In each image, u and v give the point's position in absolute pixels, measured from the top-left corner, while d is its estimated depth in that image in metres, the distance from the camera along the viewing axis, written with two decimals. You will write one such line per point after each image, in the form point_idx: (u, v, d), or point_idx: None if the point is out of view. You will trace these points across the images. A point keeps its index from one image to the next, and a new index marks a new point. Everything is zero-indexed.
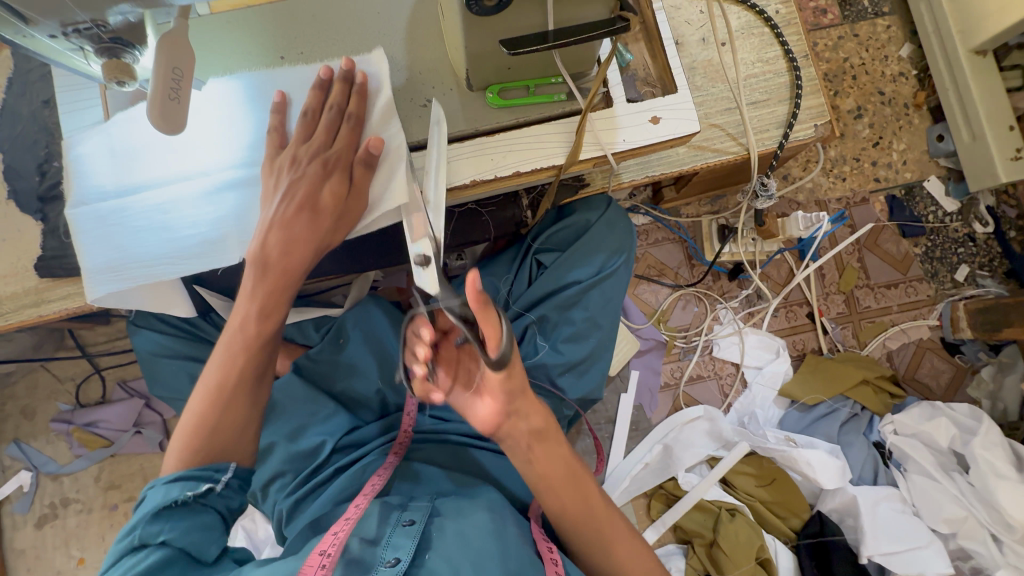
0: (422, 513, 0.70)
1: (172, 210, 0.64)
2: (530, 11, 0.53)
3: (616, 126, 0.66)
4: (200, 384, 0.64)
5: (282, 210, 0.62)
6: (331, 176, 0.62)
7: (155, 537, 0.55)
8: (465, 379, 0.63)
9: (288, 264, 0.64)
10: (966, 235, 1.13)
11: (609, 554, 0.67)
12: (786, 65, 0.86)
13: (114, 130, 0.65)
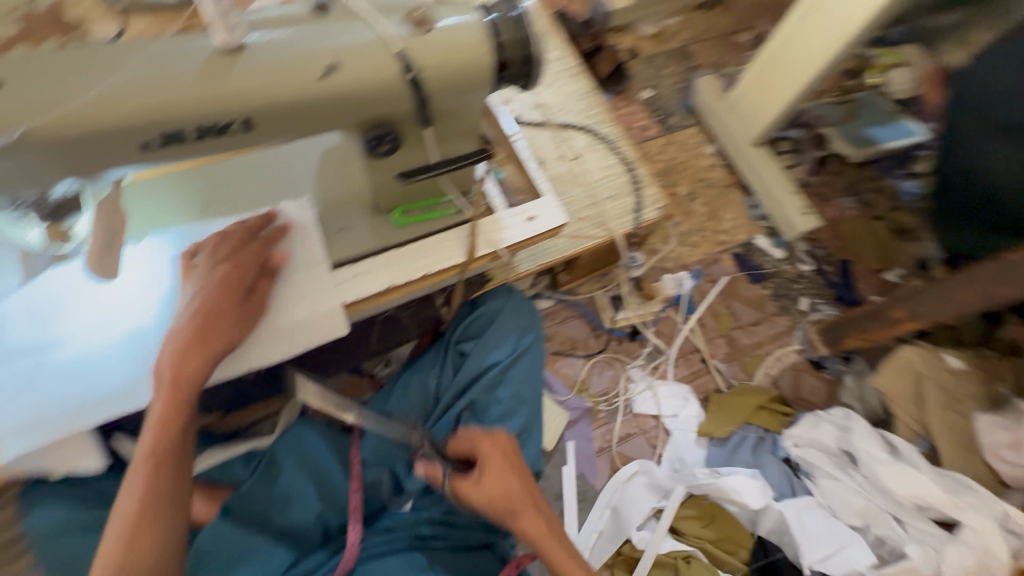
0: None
1: (93, 359, 0.66)
2: (417, 151, 0.68)
3: (501, 227, 0.82)
4: (116, 516, 0.61)
5: (187, 320, 0.65)
6: (236, 286, 0.67)
7: None
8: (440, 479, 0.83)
9: (190, 367, 0.64)
10: (797, 274, 1.42)
11: None
12: (624, 167, 1.12)
13: (37, 293, 0.68)
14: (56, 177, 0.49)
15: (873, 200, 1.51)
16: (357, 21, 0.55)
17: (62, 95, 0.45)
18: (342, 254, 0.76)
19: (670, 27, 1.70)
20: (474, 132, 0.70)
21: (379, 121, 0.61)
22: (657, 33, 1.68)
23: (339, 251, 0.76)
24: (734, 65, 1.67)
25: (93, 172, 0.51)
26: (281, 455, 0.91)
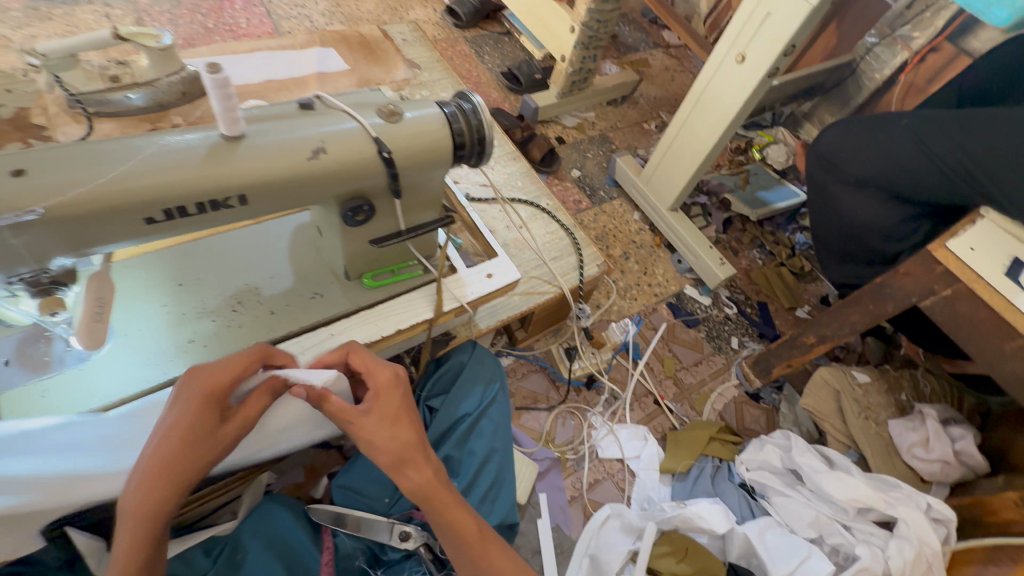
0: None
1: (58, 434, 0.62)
2: (387, 219, 0.78)
3: (463, 284, 0.91)
4: None
5: (155, 442, 0.54)
6: (214, 404, 0.56)
7: None
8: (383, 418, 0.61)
9: (158, 498, 0.52)
10: (724, 317, 1.59)
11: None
12: (565, 232, 1.28)
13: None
14: (55, 253, 0.54)
15: (776, 250, 1.77)
16: (338, 114, 0.67)
17: (80, 177, 0.51)
18: (316, 317, 0.81)
19: (588, 119, 2.00)
20: (435, 202, 0.82)
21: (356, 194, 0.70)
22: (578, 124, 1.97)
23: (313, 314, 0.81)
24: (646, 148, 1.97)
25: (85, 247, 0.55)
26: (246, 539, 0.87)
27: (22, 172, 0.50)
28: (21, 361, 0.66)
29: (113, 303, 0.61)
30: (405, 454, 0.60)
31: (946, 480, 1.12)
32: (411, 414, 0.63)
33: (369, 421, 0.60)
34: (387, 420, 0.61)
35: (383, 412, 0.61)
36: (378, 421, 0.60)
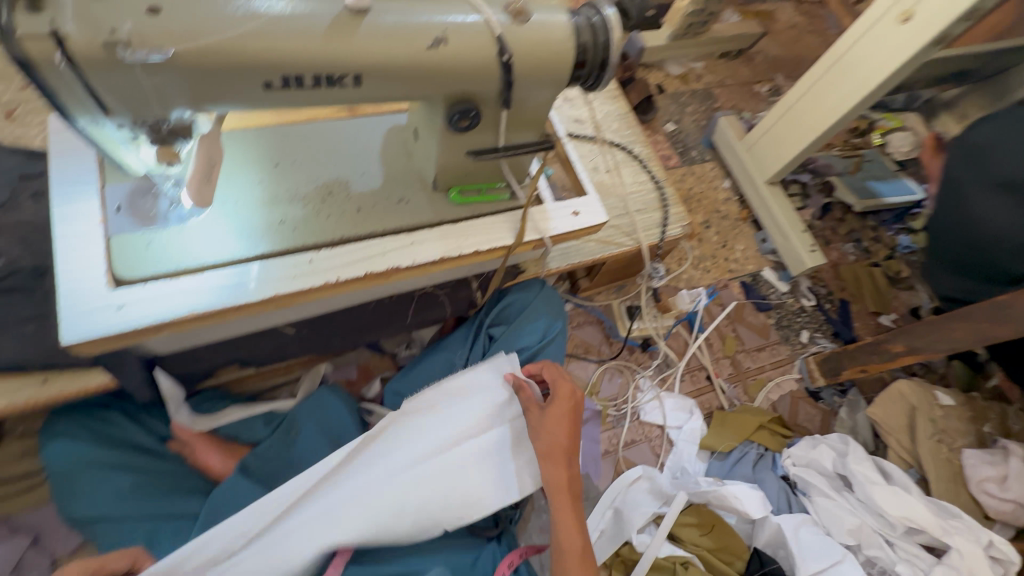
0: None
1: (178, 287, 0.68)
2: (488, 133, 0.74)
3: (548, 217, 0.88)
4: None
5: None
6: None
7: None
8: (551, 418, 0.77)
9: None
10: (799, 308, 1.49)
11: None
12: (654, 185, 1.20)
13: (119, 215, 0.69)
14: (176, 103, 0.53)
15: (873, 249, 1.62)
16: (462, 4, 0.62)
17: (211, 25, 0.50)
18: (400, 222, 0.80)
19: (695, 70, 1.83)
20: (538, 123, 0.77)
21: (465, 97, 0.66)
22: (683, 73, 1.80)
23: (397, 219, 0.80)
24: (753, 111, 1.79)
25: (204, 103, 0.55)
26: (299, 419, 0.91)
27: (158, 9, 0.49)
28: (131, 212, 0.69)
29: (220, 167, 0.64)
30: (554, 454, 0.76)
31: (1014, 522, 1.03)
32: (574, 422, 0.78)
33: (542, 422, 0.77)
34: (551, 421, 0.77)
35: (552, 417, 0.77)
36: (547, 423, 0.77)
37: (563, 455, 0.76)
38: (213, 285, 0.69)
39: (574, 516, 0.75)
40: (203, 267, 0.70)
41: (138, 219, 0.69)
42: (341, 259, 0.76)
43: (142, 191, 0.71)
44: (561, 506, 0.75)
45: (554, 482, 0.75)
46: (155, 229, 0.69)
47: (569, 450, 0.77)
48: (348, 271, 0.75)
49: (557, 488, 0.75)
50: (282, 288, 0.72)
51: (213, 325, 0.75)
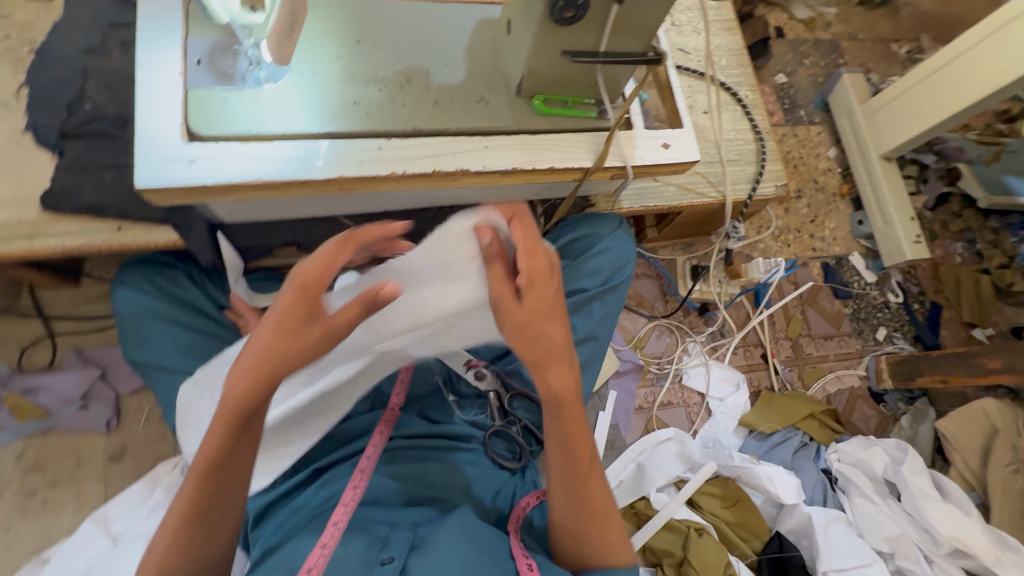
0: (401, 551, 0.67)
1: (246, 153, 0.66)
2: (590, 33, 0.65)
3: (635, 145, 0.79)
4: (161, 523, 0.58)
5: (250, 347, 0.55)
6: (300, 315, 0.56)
7: None
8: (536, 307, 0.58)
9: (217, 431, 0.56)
10: (883, 302, 1.35)
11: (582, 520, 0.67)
12: (753, 136, 1.07)
13: (198, 70, 0.67)
14: None
15: (986, 253, 1.42)
16: None
17: None
18: (476, 124, 0.74)
19: (825, 15, 1.58)
20: (649, 31, 0.67)
21: None
22: (810, 18, 1.56)
23: (474, 120, 0.74)
24: (882, 74, 1.55)
25: None
26: None
27: None
28: (211, 67, 0.68)
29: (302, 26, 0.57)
30: (543, 360, 0.59)
31: None
32: (561, 311, 0.60)
33: (529, 325, 0.58)
34: (541, 327, 0.58)
35: (547, 321, 0.59)
36: (537, 327, 0.58)
37: (561, 361, 0.60)
38: (280, 157, 0.67)
39: (581, 431, 0.66)
40: (273, 136, 0.68)
41: (218, 75, 0.67)
42: (410, 152, 0.72)
43: (222, 48, 0.68)
44: (568, 419, 0.64)
45: (557, 398, 0.62)
46: (233, 88, 0.67)
47: (564, 357, 0.60)
48: (415, 166, 0.72)
49: (560, 400, 0.62)
50: (348, 172, 0.69)
51: (277, 200, 0.74)
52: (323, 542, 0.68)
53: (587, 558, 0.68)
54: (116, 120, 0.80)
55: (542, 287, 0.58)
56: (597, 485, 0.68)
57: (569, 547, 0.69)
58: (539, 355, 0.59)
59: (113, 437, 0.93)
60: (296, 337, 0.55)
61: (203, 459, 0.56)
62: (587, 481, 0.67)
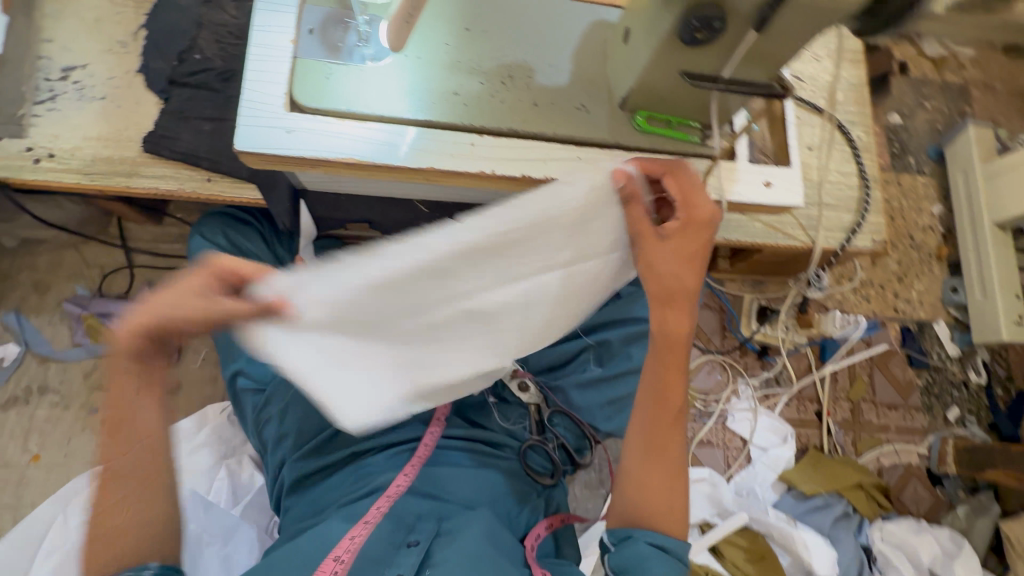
0: (427, 535, 0.73)
1: (342, 131, 0.66)
2: (715, 56, 0.61)
3: (735, 178, 0.74)
4: None
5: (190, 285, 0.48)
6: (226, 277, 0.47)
7: None
8: (686, 251, 0.61)
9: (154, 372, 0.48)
10: (961, 380, 1.24)
11: (671, 475, 0.64)
12: (858, 182, 0.98)
13: (306, 41, 0.67)
14: None
15: None
16: None
17: None
18: (572, 133, 0.71)
19: (959, 56, 1.43)
20: (782, 60, 0.61)
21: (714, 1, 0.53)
22: (941, 57, 1.42)
23: (570, 128, 0.71)
24: (1012, 131, 1.40)
25: None
26: None
27: None
28: (321, 36, 0.67)
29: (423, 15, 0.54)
30: (671, 294, 0.62)
31: None
32: (701, 263, 0.62)
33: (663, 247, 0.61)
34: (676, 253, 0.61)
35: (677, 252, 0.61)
36: (669, 251, 0.61)
37: (682, 299, 0.63)
38: (373, 141, 0.67)
39: (674, 371, 0.65)
40: (370, 117, 0.67)
41: (326, 45, 0.67)
42: (501, 151, 0.70)
43: (333, 21, 0.67)
44: (665, 359, 0.65)
45: (661, 334, 0.64)
46: (339, 59, 0.67)
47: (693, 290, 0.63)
48: (504, 167, 0.70)
49: (665, 339, 0.64)
50: (437, 164, 0.68)
51: (361, 179, 0.74)
52: (368, 516, 0.74)
53: (648, 513, 0.63)
54: (222, 75, 0.82)
55: (693, 238, 0.61)
56: (671, 433, 0.64)
57: (631, 496, 0.64)
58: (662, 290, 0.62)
59: (172, 372, 0.98)
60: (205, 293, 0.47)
61: None
62: (665, 424, 0.64)
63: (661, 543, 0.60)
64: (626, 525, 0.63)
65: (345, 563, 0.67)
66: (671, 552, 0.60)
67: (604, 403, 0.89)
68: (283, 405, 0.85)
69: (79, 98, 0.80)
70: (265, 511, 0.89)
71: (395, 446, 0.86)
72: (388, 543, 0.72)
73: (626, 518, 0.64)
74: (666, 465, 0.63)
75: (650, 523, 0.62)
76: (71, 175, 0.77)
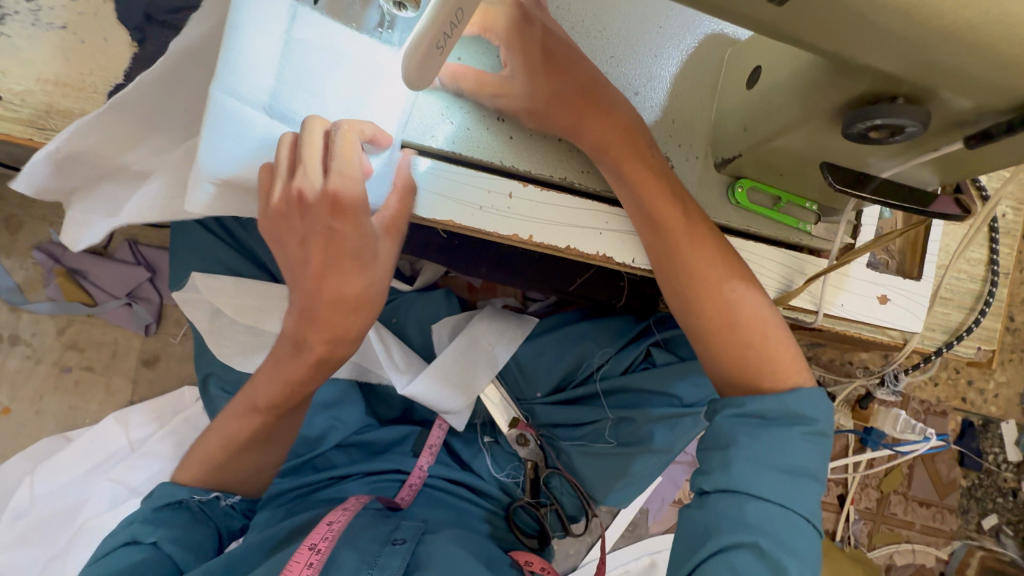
0: (413, 532, 0.62)
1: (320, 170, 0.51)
2: (877, 151, 0.42)
3: (843, 286, 0.57)
4: (251, 405, 0.61)
5: (297, 234, 0.50)
6: (318, 222, 0.49)
7: (147, 536, 0.57)
8: (535, 58, 0.49)
9: (330, 346, 0.55)
10: (1011, 489, 1.09)
11: (732, 326, 0.51)
12: (983, 271, 0.76)
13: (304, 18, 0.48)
14: None
15: None
16: None
17: None
18: None
19: None
20: (966, 174, 0.42)
21: (919, 97, 0.35)
22: None
23: None
24: None
25: None
26: (407, 313, 0.82)
27: None
28: (332, 6, 0.49)
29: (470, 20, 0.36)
30: (583, 108, 0.50)
31: None
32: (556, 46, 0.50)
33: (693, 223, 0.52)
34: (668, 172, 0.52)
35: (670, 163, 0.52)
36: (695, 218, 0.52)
37: (591, 91, 0.50)
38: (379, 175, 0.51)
39: (648, 165, 0.51)
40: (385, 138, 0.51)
41: (348, 21, 0.50)
42: (548, 211, 0.53)
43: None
44: (631, 168, 0.50)
45: (604, 139, 0.50)
46: (361, 55, 0.50)
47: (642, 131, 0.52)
48: (550, 232, 0.53)
49: (606, 147, 0.51)
50: (459, 220, 0.52)
51: None
52: (346, 507, 0.66)
53: (755, 375, 0.50)
54: None
55: (522, 23, 0.48)
56: (702, 248, 0.51)
57: (717, 353, 0.52)
58: (574, 93, 0.50)
59: (149, 342, 0.90)
60: (302, 225, 0.50)
61: (283, 392, 0.59)
62: (686, 242, 0.51)
63: (757, 409, 0.48)
64: (745, 394, 0.50)
65: (321, 553, 0.57)
66: (767, 419, 0.48)
67: (612, 479, 0.72)
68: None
69: (33, 24, 0.62)
70: None
71: (383, 470, 0.76)
72: (372, 542, 0.60)
73: (736, 385, 0.52)
74: (729, 334, 0.51)
75: (754, 372, 0.50)
76: (22, 126, 0.62)
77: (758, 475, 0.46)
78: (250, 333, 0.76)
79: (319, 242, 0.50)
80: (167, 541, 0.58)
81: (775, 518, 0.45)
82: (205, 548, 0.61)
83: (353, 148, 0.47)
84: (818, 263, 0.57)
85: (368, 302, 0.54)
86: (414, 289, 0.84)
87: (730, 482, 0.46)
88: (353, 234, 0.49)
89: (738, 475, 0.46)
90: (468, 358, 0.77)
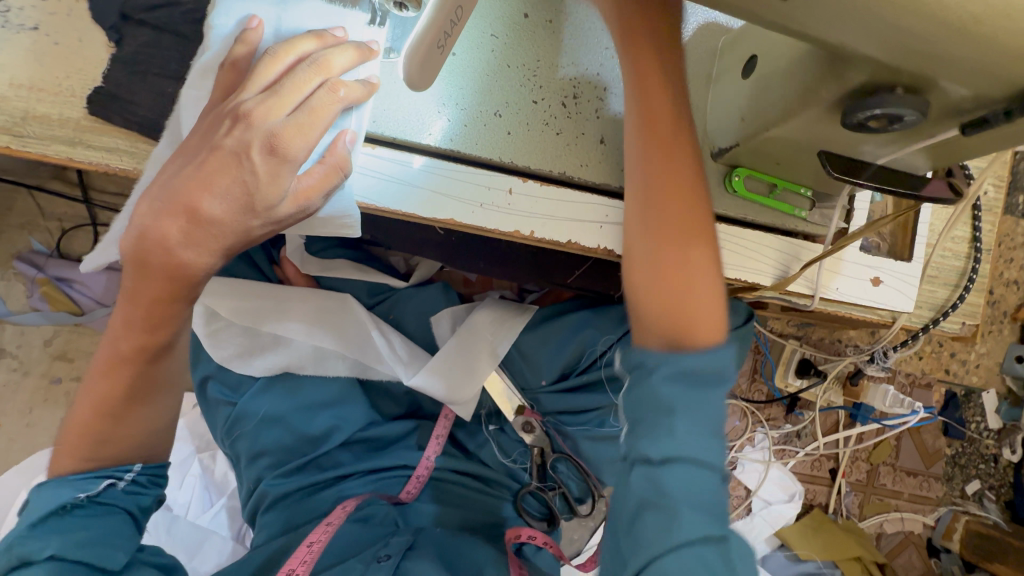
0: (399, 547, 0.64)
1: None
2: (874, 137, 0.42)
3: (838, 270, 0.59)
4: (84, 390, 0.50)
5: (204, 175, 0.42)
6: (242, 156, 0.42)
7: (38, 554, 0.46)
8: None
9: (155, 339, 0.48)
10: (992, 454, 1.13)
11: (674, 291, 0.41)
12: (966, 250, 0.78)
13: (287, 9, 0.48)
14: None
15: None
16: None
17: None
18: None
19: None
20: (953, 158, 0.43)
21: (917, 88, 0.36)
22: None
23: None
24: None
25: None
26: (404, 310, 0.81)
27: None
28: None
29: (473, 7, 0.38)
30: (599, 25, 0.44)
31: None
32: None
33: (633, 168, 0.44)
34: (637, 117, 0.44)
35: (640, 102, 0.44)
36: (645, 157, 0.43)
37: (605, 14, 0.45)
38: (371, 184, 0.51)
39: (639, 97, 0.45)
40: (377, 138, 0.51)
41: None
42: (545, 205, 0.53)
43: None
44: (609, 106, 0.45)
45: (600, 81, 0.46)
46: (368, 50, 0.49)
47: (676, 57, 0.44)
48: (548, 230, 0.53)
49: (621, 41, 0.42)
50: (459, 219, 0.52)
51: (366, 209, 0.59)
52: (331, 519, 0.67)
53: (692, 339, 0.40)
54: (191, 13, 0.62)
55: None
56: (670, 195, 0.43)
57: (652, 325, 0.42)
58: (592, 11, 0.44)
59: None
60: (227, 156, 0.42)
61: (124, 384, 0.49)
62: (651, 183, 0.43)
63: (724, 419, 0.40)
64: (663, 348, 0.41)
65: None
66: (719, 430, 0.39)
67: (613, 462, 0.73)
68: (258, 420, 0.75)
69: (2, 27, 0.60)
70: (237, 516, 0.84)
71: (386, 463, 0.77)
72: (360, 561, 0.62)
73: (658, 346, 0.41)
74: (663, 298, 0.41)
75: (683, 327, 0.40)
76: None
77: (698, 434, 0.38)
78: (247, 335, 0.74)
79: (233, 186, 0.42)
80: (68, 549, 0.47)
81: (695, 483, 0.37)
82: (126, 537, 0.50)
83: (333, 109, 0.43)
84: (814, 249, 0.58)
85: (193, 291, 0.46)
86: (410, 285, 0.82)
87: (675, 447, 0.37)
88: (262, 180, 0.42)
89: (683, 437, 0.37)
90: (467, 351, 0.77)
